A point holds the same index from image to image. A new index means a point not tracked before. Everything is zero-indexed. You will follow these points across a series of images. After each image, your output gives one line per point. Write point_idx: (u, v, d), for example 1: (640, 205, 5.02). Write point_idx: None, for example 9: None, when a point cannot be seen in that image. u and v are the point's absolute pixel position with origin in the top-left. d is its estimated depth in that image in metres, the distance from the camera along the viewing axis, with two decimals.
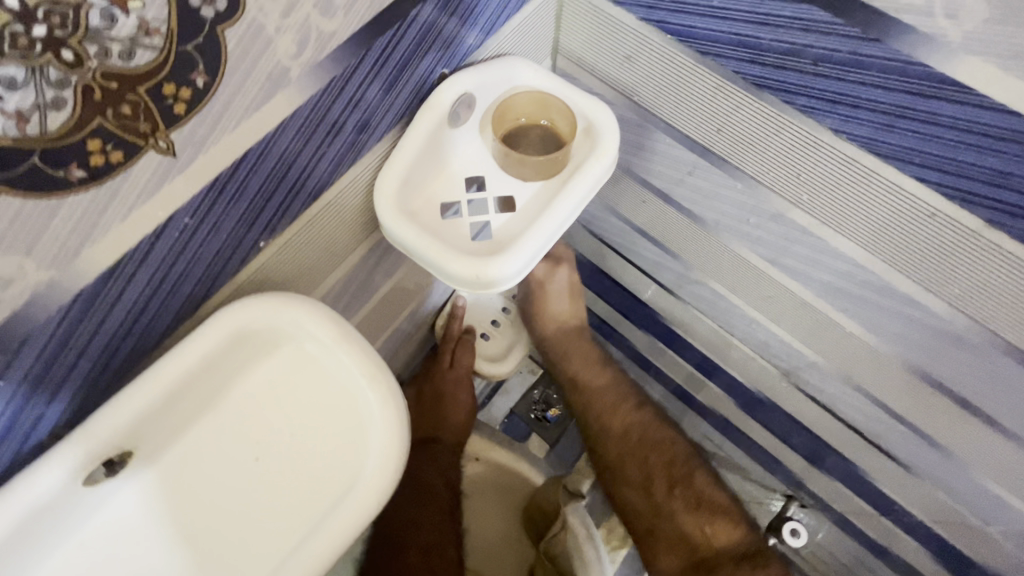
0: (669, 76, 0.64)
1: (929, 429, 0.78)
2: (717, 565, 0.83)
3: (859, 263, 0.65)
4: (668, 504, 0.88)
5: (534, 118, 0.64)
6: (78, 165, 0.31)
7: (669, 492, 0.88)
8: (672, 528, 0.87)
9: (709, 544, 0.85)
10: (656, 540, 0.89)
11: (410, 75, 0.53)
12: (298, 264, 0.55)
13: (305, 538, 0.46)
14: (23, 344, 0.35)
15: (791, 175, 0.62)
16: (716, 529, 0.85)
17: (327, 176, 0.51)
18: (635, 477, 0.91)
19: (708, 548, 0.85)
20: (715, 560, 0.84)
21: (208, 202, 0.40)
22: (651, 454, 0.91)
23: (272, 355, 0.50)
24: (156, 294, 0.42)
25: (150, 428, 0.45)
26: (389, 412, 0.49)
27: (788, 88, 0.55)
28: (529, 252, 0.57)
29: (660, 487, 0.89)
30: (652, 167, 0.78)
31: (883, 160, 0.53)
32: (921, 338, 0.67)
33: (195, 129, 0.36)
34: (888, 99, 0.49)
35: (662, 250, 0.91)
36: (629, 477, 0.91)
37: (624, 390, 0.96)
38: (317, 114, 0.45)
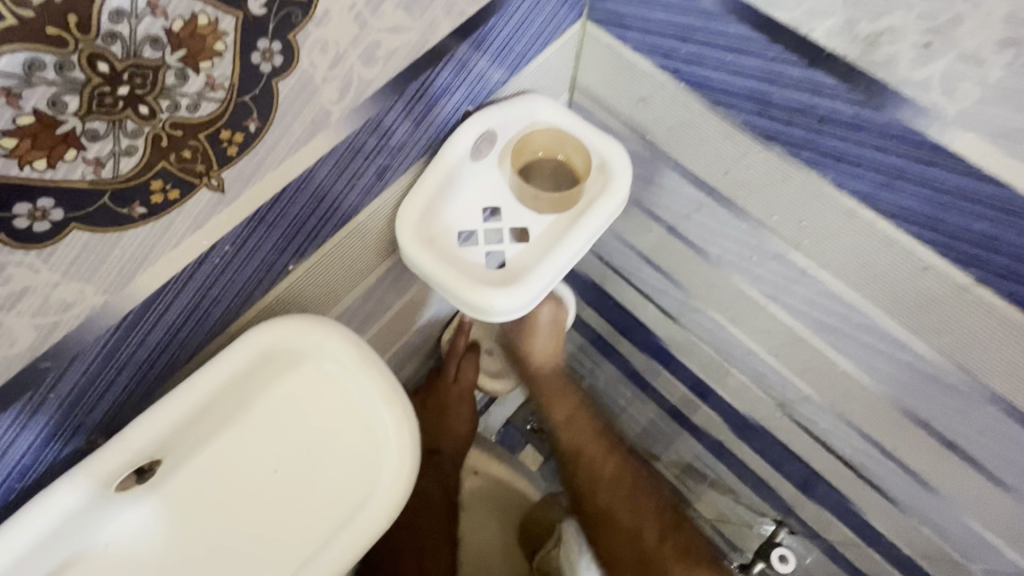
0: (682, 119, 0.67)
1: (917, 466, 0.81)
2: None
3: (854, 306, 0.68)
4: (660, 557, 0.83)
5: (551, 153, 0.67)
6: (140, 204, 0.34)
7: (662, 540, 0.84)
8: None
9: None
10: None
11: (437, 113, 0.56)
12: (322, 284, 0.57)
13: (317, 551, 0.49)
14: (73, 360, 0.38)
15: (793, 221, 0.65)
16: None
17: (355, 204, 0.54)
18: (629, 530, 0.85)
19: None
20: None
21: (248, 230, 0.43)
22: (645, 503, 0.87)
23: (292, 373, 0.52)
24: (192, 314, 0.44)
25: (179, 438, 0.48)
26: (403, 432, 0.52)
27: (793, 141, 0.58)
28: (541, 283, 0.60)
29: (660, 542, 0.84)
30: (661, 200, 0.81)
31: (881, 215, 0.56)
32: (911, 381, 0.70)
33: (243, 168, 0.39)
34: (887, 161, 0.52)
35: (666, 278, 0.94)
36: (622, 531, 0.86)
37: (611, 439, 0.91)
38: (351, 150, 0.47)
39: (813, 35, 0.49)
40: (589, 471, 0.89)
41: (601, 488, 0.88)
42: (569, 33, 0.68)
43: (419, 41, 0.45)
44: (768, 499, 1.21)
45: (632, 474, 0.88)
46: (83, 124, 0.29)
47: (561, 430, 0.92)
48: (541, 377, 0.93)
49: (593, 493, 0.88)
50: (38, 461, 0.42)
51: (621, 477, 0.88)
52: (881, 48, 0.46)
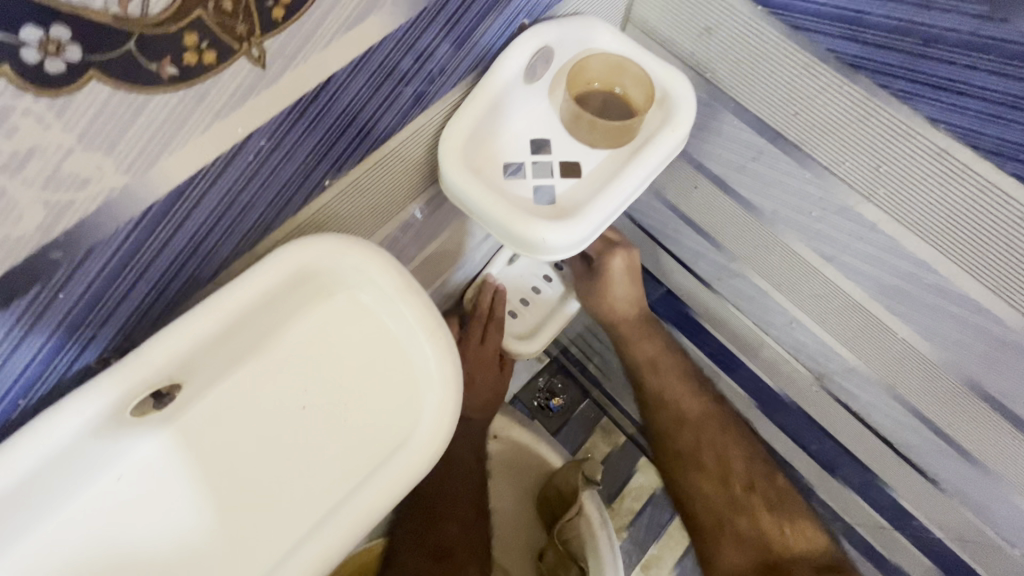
0: (751, 51, 0.61)
1: (969, 444, 0.76)
2: (791, 567, 0.85)
3: (926, 264, 0.62)
4: (746, 503, 0.90)
5: (607, 85, 0.61)
6: (170, 61, 0.29)
7: (747, 489, 0.90)
8: (746, 528, 0.89)
9: (784, 543, 0.87)
10: (733, 538, 0.90)
11: (491, 23, 0.50)
12: (357, 210, 0.52)
13: (351, 492, 0.44)
14: (89, 254, 0.33)
15: (869, 166, 0.60)
16: (795, 529, 0.88)
17: (397, 120, 0.49)
18: (712, 472, 0.92)
19: (782, 549, 0.87)
20: (788, 560, 0.86)
21: (287, 124, 0.38)
22: (730, 448, 0.92)
23: (326, 301, 0.48)
24: (222, 221, 0.40)
25: (200, 363, 0.43)
26: (446, 369, 0.46)
27: (885, 70, 0.52)
28: (598, 219, 0.55)
29: (739, 483, 0.91)
30: (712, 150, 0.75)
31: (980, 154, 0.50)
32: (979, 350, 0.65)
33: (288, 40, 0.33)
34: (1001, 88, 0.46)
35: (707, 240, 0.89)
36: (704, 471, 0.93)
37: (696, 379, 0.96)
38: (402, 47, 0.42)
39: None
40: (682, 420, 0.95)
41: (685, 431, 0.94)
42: None
43: None
44: (790, 479, 1.18)
45: (717, 418, 0.94)
46: None
47: (650, 378, 0.98)
48: (626, 326, 0.96)
49: (676, 432, 0.95)
50: (47, 375, 0.37)
51: (705, 422, 0.94)
52: None
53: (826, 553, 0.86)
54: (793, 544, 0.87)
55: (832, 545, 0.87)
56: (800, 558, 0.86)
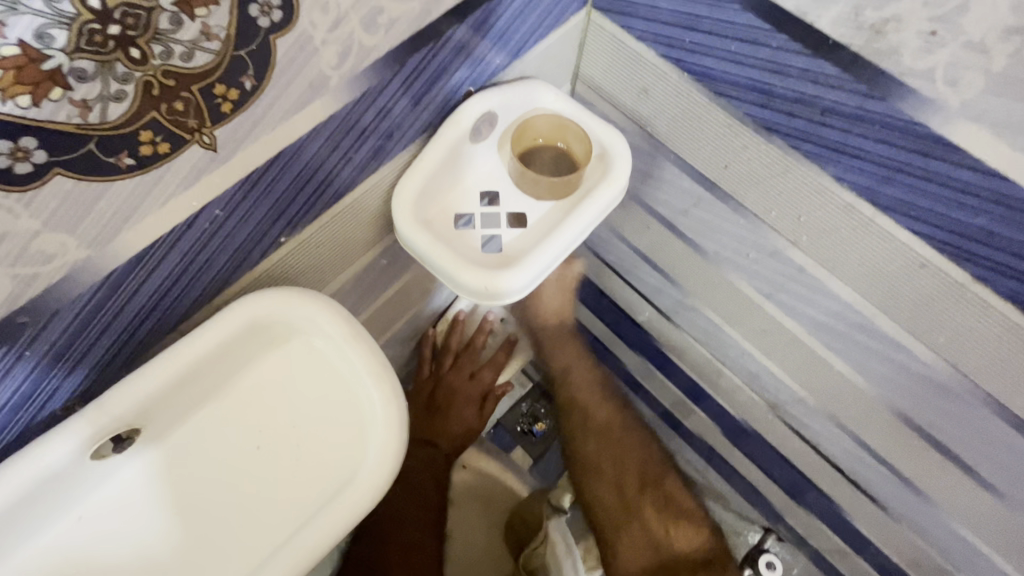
0: (684, 110, 0.67)
1: (909, 471, 0.80)
2: (677, 568, 0.92)
3: (850, 304, 0.67)
4: (635, 506, 0.95)
5: (551, 140, 0.66)
6: (128, 154, 0.33)
7: (642, 493, 0.96)
8: (638, 531, 0.94)
9: (668, 542, 0.93)
10: (621, 535, 0.95)
11: (437, 92, 0.55)
12: (314, 260, 0.56)
13: (299, 528, 0.48)
14: (53, 316, 0.36)
15: (792, 216, 0.65)
16: (679, 530, 0.94)
17: (348, 181, 0.53)
18: (610, 476, 0.98)
19: (669, 549, 0.93)
20: (675, 560, 0.92)
21: (239, 195, 0.42)
22: (629, 453, 0.99)
23: (280, 348, 0.51)
24: (180, 280, 0.44)
25: (157, 408, 0.46)
26: (391, 410, 0.50)
27: (794, 134, 0.58)
28: (539, 267, 0.60)
29: (632, 487, 0.96)
30: (659, 195, 0.80)
31: (880, 210, 0.56)
32: (904, 382, 0.69)
33: (237, 127, 0.38)
34: (889, 154, 0.52)
35: (663, 276, 0.94)
36: (610, 481, 0.97)
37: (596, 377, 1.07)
38: (348, 121, 0.47)
39: (819, 23, 0.49)
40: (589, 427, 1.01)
41: (591, 435, 1.01)
42: (573, 21, 0.67)
43: (422, 12, 0.45)
44: (757, 503, 1.21)
45: (619, 422, 1.02)
46: (70, 61, 0.28)
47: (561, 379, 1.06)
48: (550, 332, 1.03)
49: (584, 440, 1.01)
50: (13, 424, 0.41)
51: (610, 426, 1.01)
52: (886, 37, 0.46)
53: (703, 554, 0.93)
54: (677, 545, 0.93)
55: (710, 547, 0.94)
56: (687, 559, 0.92)
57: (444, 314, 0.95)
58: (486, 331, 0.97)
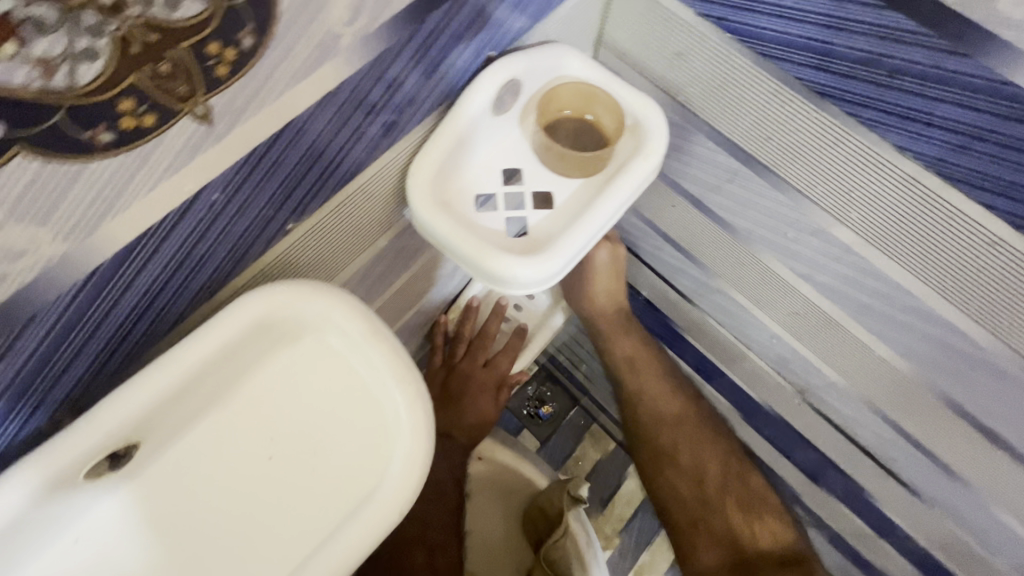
0: (723, 77, 0.61)
1: (948, 458, 0.76)
2: (759, 566, 0.86)
3: (900, 285, 0.62)
4: (718, 501, 0.89)
5: (579, 112, 0.60)
6: (106, 129, 0.28)
7: (721, 488, 0.90)
8: (720, 525, 0.88)
9: (751, 539, 0.87)
10: (700, 531, 0.90)
11: (456, 58, 0.49)
12: (321, 248, 0.51)
13: (318, 547, 0.43)
14: (29, 323, 0.31)
15: (841, 191, 0.59)
16: (762, 525, 0.88)
17: (359, 160, 0.47)
18: (686, 467, 0.91)
19: (748, 544, 0.87)
20: (755, 558, 0.86)
21: (240, 177, 0.37)
22: (706, 450, 0.92)
23: (289, 347, 0.46)
24: (176, 275, 0.38)
25: (156, 420, 0.41)
26: (416, 416, 0.45)
27: (854, 99, 0.52)
28: (571, 252, 0.55)
29: (713, 483, 0.90)
30: (688, 171, 0.75)
31: (948, 182, 0.51)
32: (953, 367, 0.65)
33: (235, 97, 0.32)
34: (968, 119, 0.46)
35: (687, 257, 0.89)
36: (678, 470, 0.92)
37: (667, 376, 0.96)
38: (360, 91, 0.41)
39: None
40: (663, 422, 0.93)
41: (665, 429, 0.93)
42: None
43: None
44: (775, 487, 1.17)
45: (694, 417, 0.94)
46: (23, 7, 0.23)
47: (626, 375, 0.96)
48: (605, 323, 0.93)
49: (655, 433, 0.93)
50: None
51: (682, 422, 0.93)
52: None
53: (787, 551, 0.86)
54: (761, 542, 0.87)
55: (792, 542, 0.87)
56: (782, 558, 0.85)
57: (454, 304, 0.91)
58: (499, 317, 0.90)
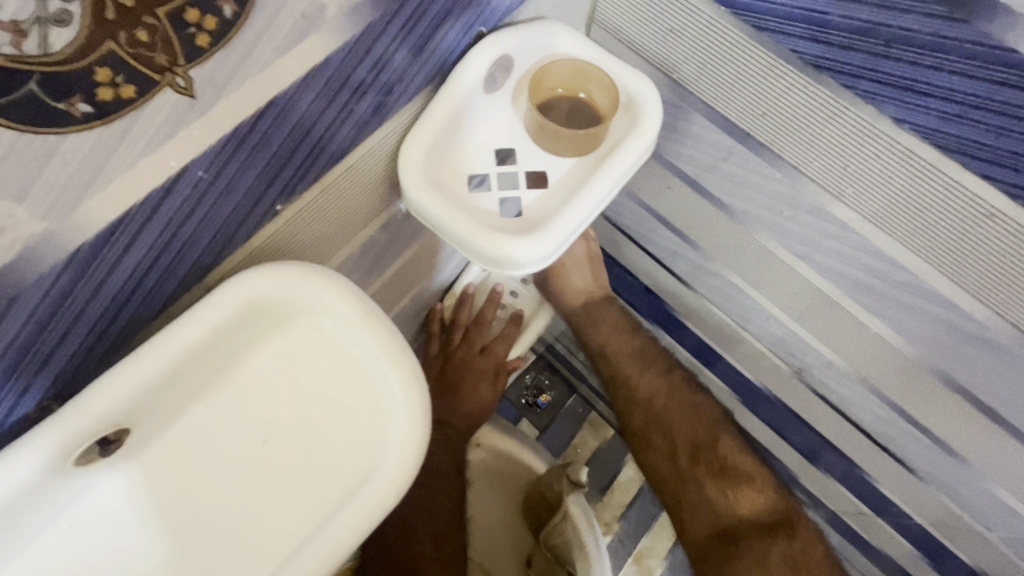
0: (717, 53, 0.60)
1: (944, 434, 0.77)
2: (742, 533, 0.82)
3: (896, 261, 0.62)
4: (690, 473, 0.86)
5: (571, 91, 0.60)
6: (83, 98, 0.27)
7: (694, 461, 0.86)
8: (695, 496, 0.86)
9: (731, 508, 0.83)
10: (693, 517, 0.86)
11: (447, 32, 0.48)
12: (312, 231, 0.50)
13: (316, 531, 0.43)
14: (11, 304, 0.30)
15: (837, 167, 0.59)
16: (744, 492, 0.83)
17: (349, 138, 0.46)
18: (663, 446, 0.88)
19: (728, 514, 0.84)
20: (735, 524, 0.83)
21: (226, 154, 0.36)
22: (676, 420, 0.88)
23: (282, 331, 0.46)
24: (163, 256, 0.37)
25: (148, 405, 0.41)
26: (412, 397, 0.45)
27: (850, 71, 0.51)
28: (564, 231, 0.54)
29: (684, 454, 0.87)
30: (684, 151, 0.74)
31: (945, 154, 0.50)
32: (949, 342, 0.65)
33: (217, 67, 0.31)
34: (965, 87, 0.46)
35: (682, 239, 0.88)
36: (653, 449, 0.89)
37: (652, 352, 0.94)
38: (347, 66, 0.40)
39: None
40: (635, 402, 0.90)
41: (635, 410, 0.91)
42: None
43: None
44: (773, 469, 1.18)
45: (668, 391, 0.90)
46: None
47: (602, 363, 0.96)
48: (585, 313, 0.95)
49: (625, 412, 0.92)
50: None
51: (656, 398, 0.89)
52: None
53: (769, 508, 0.83)
54: (740, 508, 0.83)
55: (773, 497, 0.84)
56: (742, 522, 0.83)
57: (450, 291, 0.91)
58: (495, 303, 0.90)
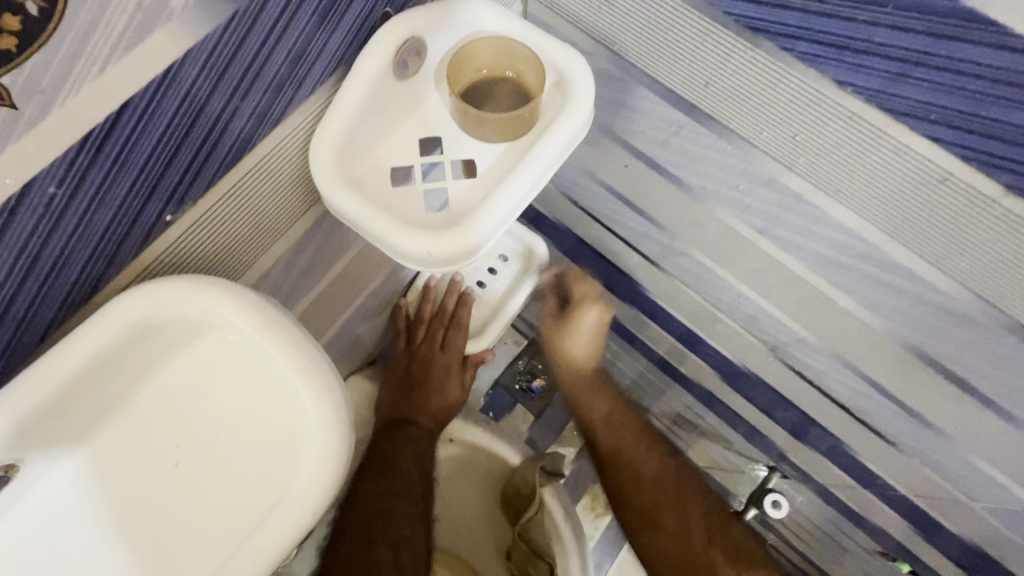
0: (653, 19, 0.56)
1: (920, 407, 0.74)
2: None
3: (855, 233, 0.59)
4: (705, 554, 0.83)
5: (497, 70, 0.56)
6: None
7: (710, 541, 0.85)
8: None
9: None
10: None
11: (347, 10, 0.44)
12: (221, 238, 0.47)
13: (231, 554, 0.41)
14: None
15: (787, 135, 0.55)
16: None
17: (244, 138, 0.43)
18: (672, 533, 0.86)
19: None
20: None
21: (80, 168, 0.33)
22: (683, 492, 0.89)
23: (189, 346, 0.44)
24: (29, 278, 0.35)
25: (34, 438, 0.39)
26: (324, 410, 0.42)
27: (785, 31, 0.47)
28: (493, 222, 0.51)
29: (698, 534, 0.85)
30: (634, 127, 0.70)
31: (893, 116, 0.47)
32: (918, 314, 0.62)
33: (40, 73, 0.28)
34: (906, 42, 0.42)
35: (646, 220, 0.84)
36: (664, 531, 0.87)
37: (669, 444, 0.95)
38: (221, 55, 0.36)
39: None
40: (639, 485, 0.90)
41: (642, 487, 0.90)
42: None
43: None
44: (760, 446, 1.15)
45: (671, 475, 0.91)
46: None
47: (602, 431, 0.97)
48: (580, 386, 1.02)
49: (632, 461, 0.93)
50: None
51: (661, 480, 0.90)
52: None
53: None
54: None
55: None
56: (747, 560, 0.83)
57: (414, 286, 0.92)
58: (455, 294, 0.88)
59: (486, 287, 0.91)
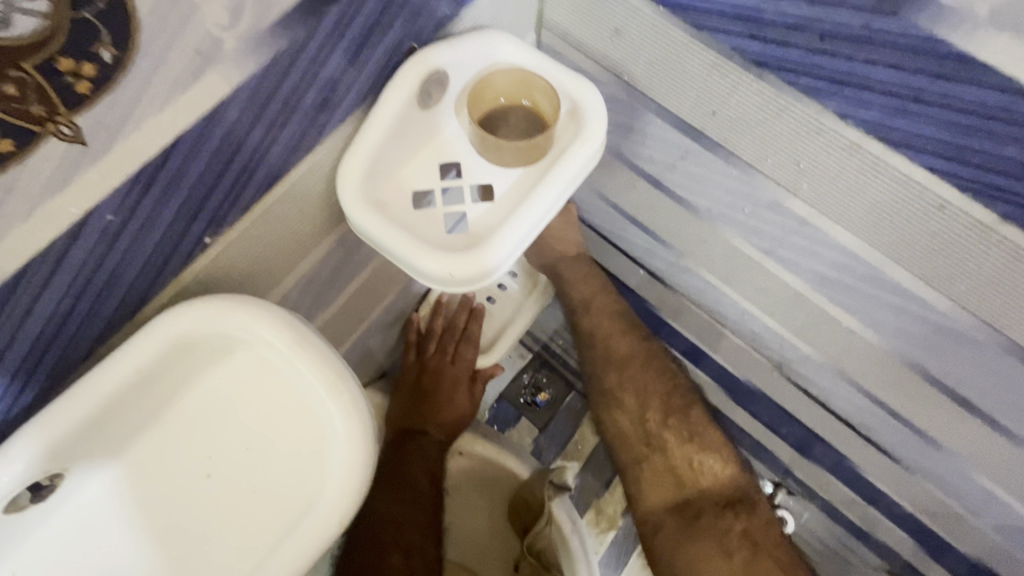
0: (663, 51, 0.59)
1: (923, 423, 0.75)
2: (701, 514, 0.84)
3: (856, 255, 0.61)
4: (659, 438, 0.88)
5: (514, 99, 0.58)
6: None
7: (664, 424, 0.89)
8: (660, 463, 0.87)
9: (695, 484, 0.85)
10: (647, 482, 0.88)
11: (377, 46, 0.47)
12: (252, 257, 0.50)
13: (263, 559, 0.43)
14: None
15: (790, 162, 0.58)
16: (710, 463, 0.86)
17: (279, 165, 0.46)
18: (632, 407, 0.91)
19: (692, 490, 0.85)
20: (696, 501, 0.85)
21: (135, 197, 0.36)
22: (650, 387, 0.91)
23: (223, 361, 0.46)
24: (83, 297, 0.38)
25: (79, 449, 0.41)
26: (352, 425, 0.44)
27: (789, 66, 0.50)
28: (510, 244, 0.53)
29: (654, 418, 0.89)
30: (642, 150, 0.73)
31: (891, 146, 0.49)
32: (918, 332, 0.63)
33: (107, 113, 0.31)
34: (902, 79, 0.45)
35: (653, 238, 0.87)
36: (626, 412, 0.91)
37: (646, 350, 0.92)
38: (264, 90, 0.39)
39: None
40: (607, 362, 0.93)
41: (609, 368, 0.93)
42: None
43: None
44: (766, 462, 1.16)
45: (640, 358, 0.92)
46: None
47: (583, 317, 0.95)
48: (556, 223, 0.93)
49: (603, 371, 0.94)
50: None
51: (632, 360, 0.92)
52: None
53: (733, 486, 0.85)
54: (705, 481, 0.85)
55: (740, 477, 0.86)
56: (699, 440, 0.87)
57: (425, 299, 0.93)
58: (467, 309, 0.90)
59: (496, 301, 0.95)
